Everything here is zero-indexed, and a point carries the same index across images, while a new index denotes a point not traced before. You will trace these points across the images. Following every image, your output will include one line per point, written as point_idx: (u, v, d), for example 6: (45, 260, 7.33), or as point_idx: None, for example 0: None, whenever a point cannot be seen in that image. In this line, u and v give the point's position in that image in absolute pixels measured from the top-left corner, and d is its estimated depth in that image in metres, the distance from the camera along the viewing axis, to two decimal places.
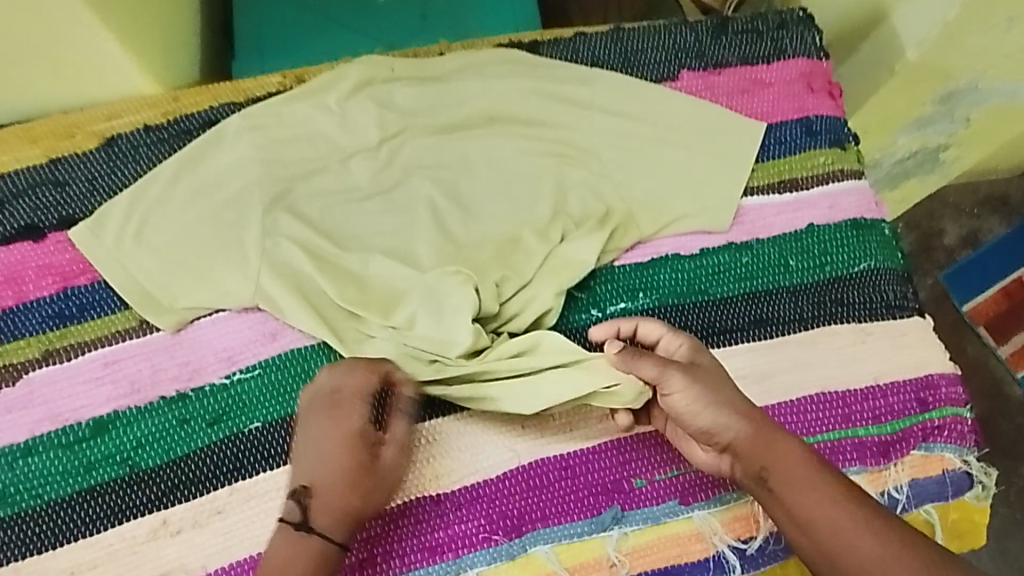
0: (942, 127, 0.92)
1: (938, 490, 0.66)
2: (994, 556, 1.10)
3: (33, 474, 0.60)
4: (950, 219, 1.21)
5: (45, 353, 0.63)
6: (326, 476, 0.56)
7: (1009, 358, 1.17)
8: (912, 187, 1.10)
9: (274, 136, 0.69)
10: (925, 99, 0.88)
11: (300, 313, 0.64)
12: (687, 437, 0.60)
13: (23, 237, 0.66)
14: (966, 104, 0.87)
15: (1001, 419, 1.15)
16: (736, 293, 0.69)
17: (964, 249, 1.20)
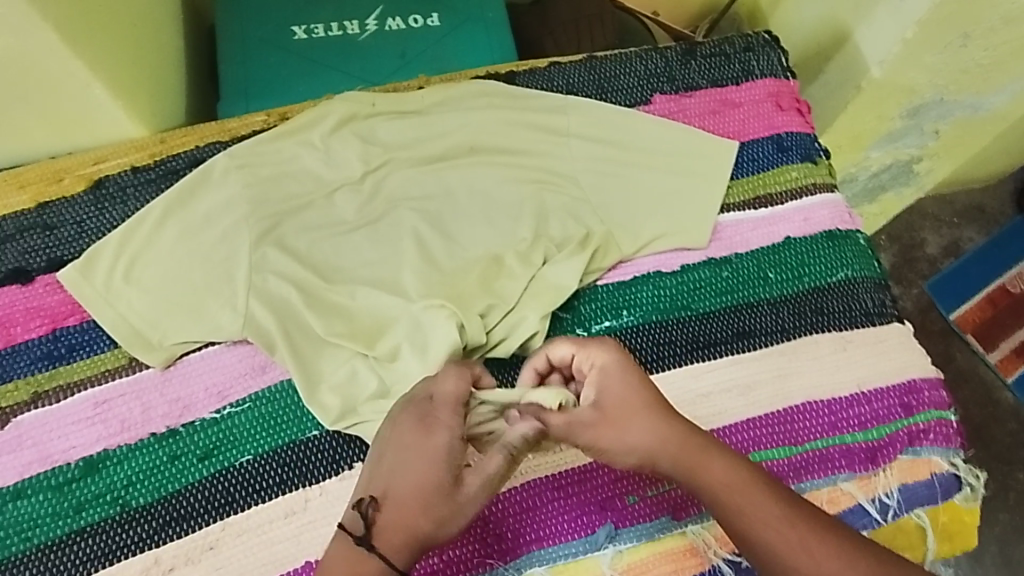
0: (913, 141, 0.97)
1: (928, 493, 0.66)
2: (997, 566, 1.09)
3: (23, 517, 0.60)
4: (931, 230, 1.24)
5: (35, 396, 0.63)
6: (401, 493, 0.52)
7: (998, 363, 1.17)
8: (889, 201, 1.14)
9: (261, 174, 0.71)
10: (893, 114, 0.91)
11: (288, 350, 0.65)
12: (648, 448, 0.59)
13: (12, 281, 0.67)
14: (934, 117, 0.92)
15: (995, 425, 1.15)
16: (718, 307, 0.70)
17: (946, 259, 1.23)
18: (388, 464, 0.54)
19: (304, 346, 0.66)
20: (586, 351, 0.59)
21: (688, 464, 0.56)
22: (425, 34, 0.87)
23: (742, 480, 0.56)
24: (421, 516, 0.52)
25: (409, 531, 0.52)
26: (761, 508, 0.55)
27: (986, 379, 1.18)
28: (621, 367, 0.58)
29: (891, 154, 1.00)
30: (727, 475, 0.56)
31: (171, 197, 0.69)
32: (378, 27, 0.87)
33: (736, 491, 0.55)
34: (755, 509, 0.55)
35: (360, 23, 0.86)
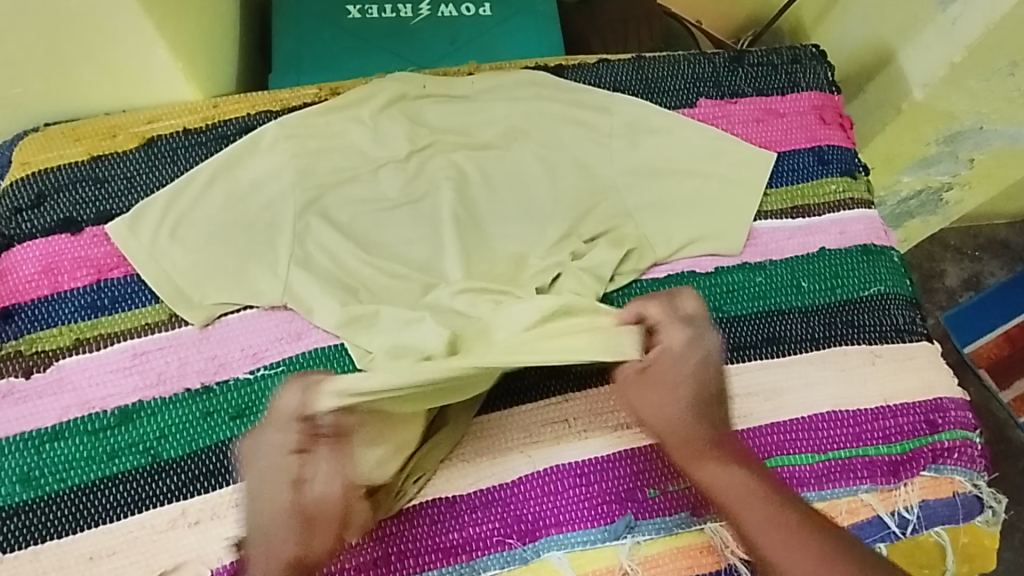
0: (946, 168, 0.99)
1: (949, 512, 0.63)
2: None
3: (59, 458, 0.60)
4: (952, 262, 1.25)
5: (77, 342, 0.65)
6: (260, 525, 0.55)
7: (1011, 403, 1.18)
8: (915, 227, 1.17)
9: (310, 146, 0.72)
10: (929, 139, 0.93)
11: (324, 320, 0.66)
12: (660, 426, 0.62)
13: (61, 230, 0.69)
14: (970, 147, 0.94)
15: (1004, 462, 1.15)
16: (750, 311, 0.70)
17: (965, 292, 1.24)
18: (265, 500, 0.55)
19: (333, 319, 0.66)
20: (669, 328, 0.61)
21: (689, 458, 0.60)
22: (476, 23, 0.88)
23: (744, 492, 0.58)
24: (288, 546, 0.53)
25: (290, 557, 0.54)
26: (760, 517, 0.57)
27: (998, 415, 1.19)
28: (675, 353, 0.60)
29: (921, 180, 1.02)
30: (718, 475, 0.59)
31: (219, 161, 0.71)
32: (431, 13, 0.88)
33: (737, 494, 0.58)
34: (753, 516, 0.58)
35: (413, 8, 0.88)
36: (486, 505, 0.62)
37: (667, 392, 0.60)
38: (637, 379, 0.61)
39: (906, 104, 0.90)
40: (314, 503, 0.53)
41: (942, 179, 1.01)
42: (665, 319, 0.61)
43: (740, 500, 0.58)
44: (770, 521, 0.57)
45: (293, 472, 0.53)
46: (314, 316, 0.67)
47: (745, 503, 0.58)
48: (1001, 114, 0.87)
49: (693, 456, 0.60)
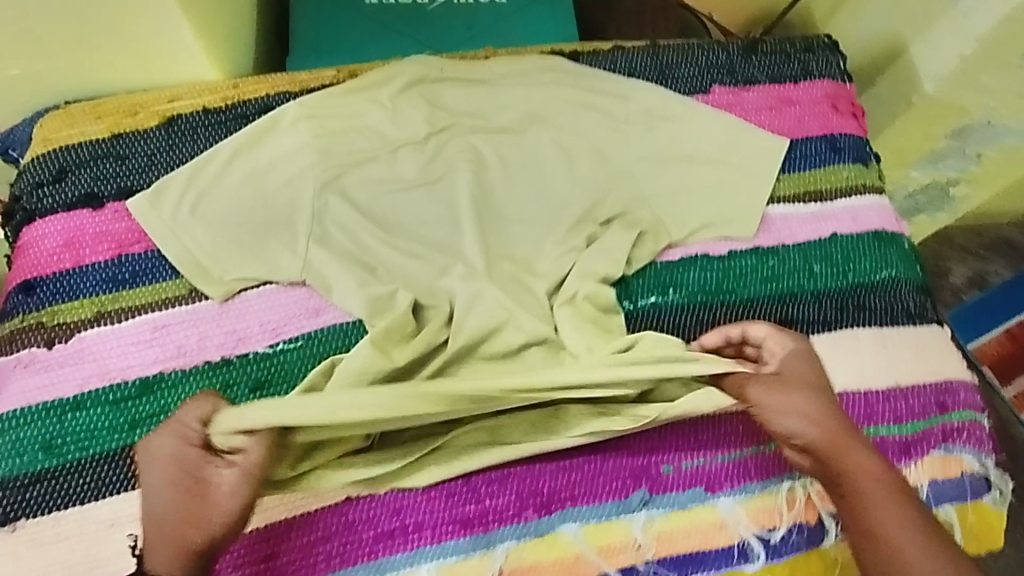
0: (955, 163, 1.01)
1: (958, 492, 0.64)
2: None
3: (80, 427, 0.61)
4: (958, 261, 1.26)
5: (98, 314, 0.65)
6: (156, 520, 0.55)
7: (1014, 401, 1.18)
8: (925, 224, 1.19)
9: (330, 127, 0.73)
10: (939, 133, 0.96)
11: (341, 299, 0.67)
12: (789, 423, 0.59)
13: (83, 204, 0.69)
14: (979, 142, 0.95)
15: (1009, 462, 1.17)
16: (763, 294, 0.70)
17: (970, 291, 1.25)
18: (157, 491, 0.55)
19: (351, 298, 0.67)
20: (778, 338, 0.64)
21: (837, 446, 0.58)
22: (493, 9, 0.89)
23: (882, 488, 0.57)
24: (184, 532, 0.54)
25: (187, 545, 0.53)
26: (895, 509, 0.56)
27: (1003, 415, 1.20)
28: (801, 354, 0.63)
29: (932, 176, 1.05)
30: (866, 463, 0.58)
31: (240, 140, 0.72)
32: None
33: (878, 488, 0.57)
34: (889, 509, 0.56)
35: None
36: (502, 478, 0.62)
37: (798, 391, 0.60)
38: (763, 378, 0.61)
39: (916, 97, 0.93)
40: (215, 490, 0.54)
41: (950, 174, 1.03)
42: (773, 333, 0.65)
43: (878, 491, 0.57)
44: (908, 523, 0.56)
45: (195, 463, 0.55)
46: (332, 295, 0.67)
47: (881, 494, 0.57)
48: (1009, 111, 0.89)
49: (839, 447, 0.58)
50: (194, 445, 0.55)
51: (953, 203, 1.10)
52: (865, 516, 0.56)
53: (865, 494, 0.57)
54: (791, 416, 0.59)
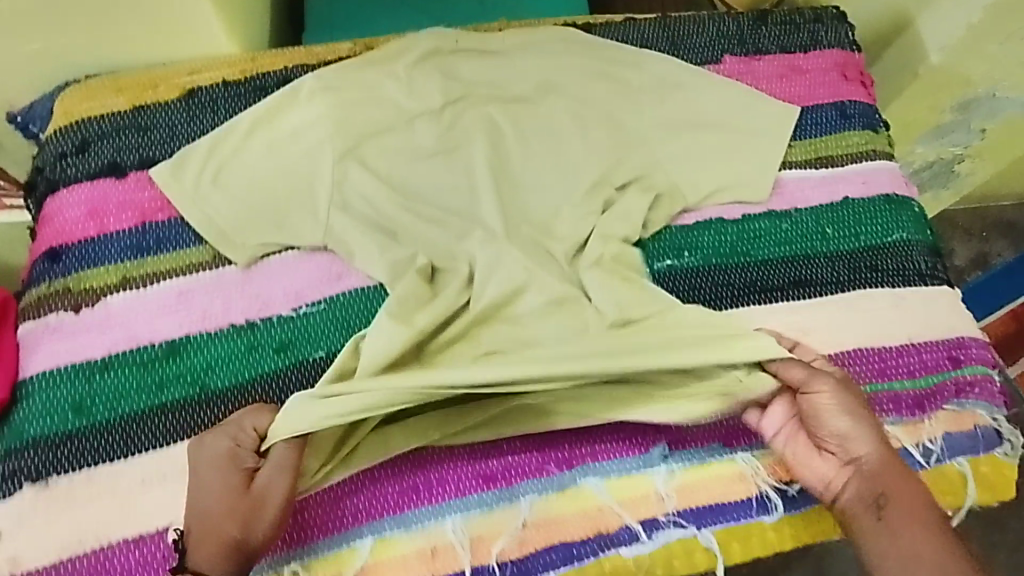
0: (959, 137, 1.04)
1: (971, 444, 0.65)
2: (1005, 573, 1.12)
3: (110, 388, 0.62)
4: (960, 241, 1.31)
5: (124, 280, 0.66)
6: (201, 518, 0.55)
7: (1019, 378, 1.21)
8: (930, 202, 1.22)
9: (348, 98, 0.74)
10: (944, 106, 0.98)
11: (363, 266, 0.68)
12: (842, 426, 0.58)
13: (106, 174, 0.71)
14: (982, 115, 0.99)
15: None
16: (777, 256, 0.72)
17: (975, 270, 1.29)
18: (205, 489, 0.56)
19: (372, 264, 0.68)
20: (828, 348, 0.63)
21: (878, 461, 0.58)
22: None
23: (923, 518, 0.56)
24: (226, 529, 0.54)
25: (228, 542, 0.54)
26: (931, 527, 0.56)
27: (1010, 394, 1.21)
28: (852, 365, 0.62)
29: (936, 150, 1.08)
30: (905, 481, 0.58)
31: (260, 111, 0.73)
32: None
33: (913, 505, 0.57)
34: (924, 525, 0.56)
35: None
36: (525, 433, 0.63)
37: (854, 398, 0.59)
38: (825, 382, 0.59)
39: (922, 68, 0.95)
40: (260, 489, 0.55)
41: (954, 150, 1.07)
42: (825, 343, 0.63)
43: (917, 509, 0.57)
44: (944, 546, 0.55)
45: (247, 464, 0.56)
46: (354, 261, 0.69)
47: (918, 513, 0.57)
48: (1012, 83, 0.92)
49: (884, 477, 0.58)
50: (246, 452, 0.57)
51: (961, 178, 1.16)
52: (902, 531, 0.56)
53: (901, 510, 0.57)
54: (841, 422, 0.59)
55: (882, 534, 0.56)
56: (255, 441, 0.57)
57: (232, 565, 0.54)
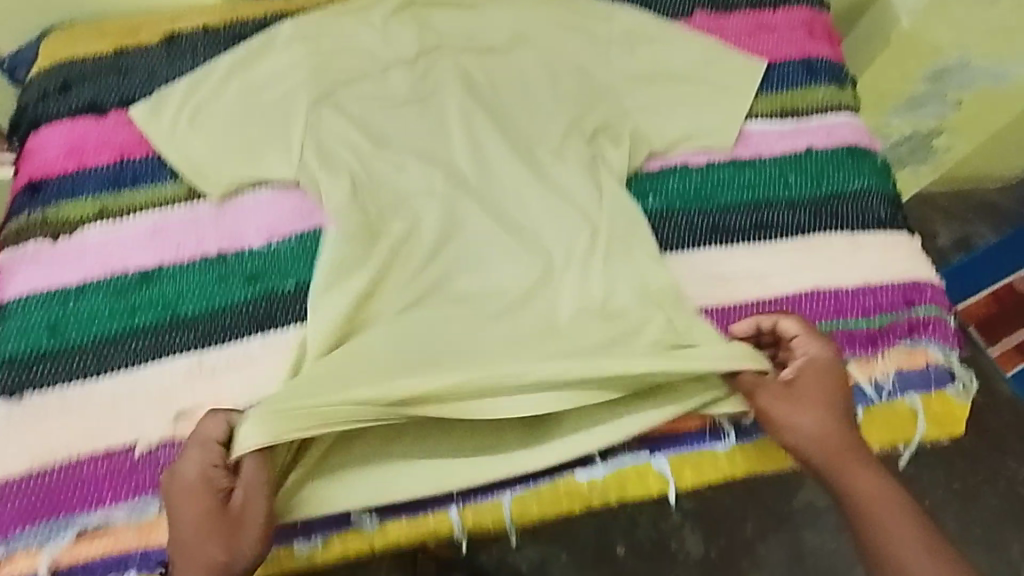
0: (933, 110, 1.09)
1: (922, 382, 0.67)
2: (965, 527, 1.24)
3: (85, 312, 0.64)
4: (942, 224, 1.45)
5: (101, 212, 0.68)
6: (182, 544, 0.55)
7: (998, 356, 1.32)
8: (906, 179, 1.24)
9: (325, 46, 0.76)
10: (917, 75, 1.03)
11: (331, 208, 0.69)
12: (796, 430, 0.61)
13: (87, 114, 0.72)
14: (955, 86, 1.03)
15: (990, 414, 1.30)
16: (739, 201, 0.73)
17: (955, 252, 1.41)
18: (179, 514, 0.55)
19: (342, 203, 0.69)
20: (806, 341, 0.64)
21: (844, 465, 0.60)
22: None
23: (893, 500, 0.59)
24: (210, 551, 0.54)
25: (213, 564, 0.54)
26: (902, 526, 0.58)
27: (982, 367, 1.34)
28: (828, 365, 0.63)
29: (911, 123, 1.11)
30: (876, 485, 0.60)
31: (238, 57, 0.74)
32: None
33: (886, 505, 0.59)
34: (898, 527, 0.58)
35: None
36: None
37: (815, 404, 0.61)
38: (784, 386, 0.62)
39: (894, 34, 0.99)
40: (239, 507, 0.55)
41: (929, 123, 1.11)
42: (804, 332, 0.64)
43: (886, 509, 0.59)
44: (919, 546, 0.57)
45: (222, 483, 0.56)
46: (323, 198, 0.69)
47: (889, 513, 0.58)
48: (985, 50, 0.97)
49: (845, 462, 0.60)
50: (218, 471, 0.56)
51: (936, 155, 1.19)
52: (873, 533, 0.58)
53: (874, 512, 0.59)
54: (802, 429, 0.61)
55: (871, 522, 0.58)
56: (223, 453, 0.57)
57: None
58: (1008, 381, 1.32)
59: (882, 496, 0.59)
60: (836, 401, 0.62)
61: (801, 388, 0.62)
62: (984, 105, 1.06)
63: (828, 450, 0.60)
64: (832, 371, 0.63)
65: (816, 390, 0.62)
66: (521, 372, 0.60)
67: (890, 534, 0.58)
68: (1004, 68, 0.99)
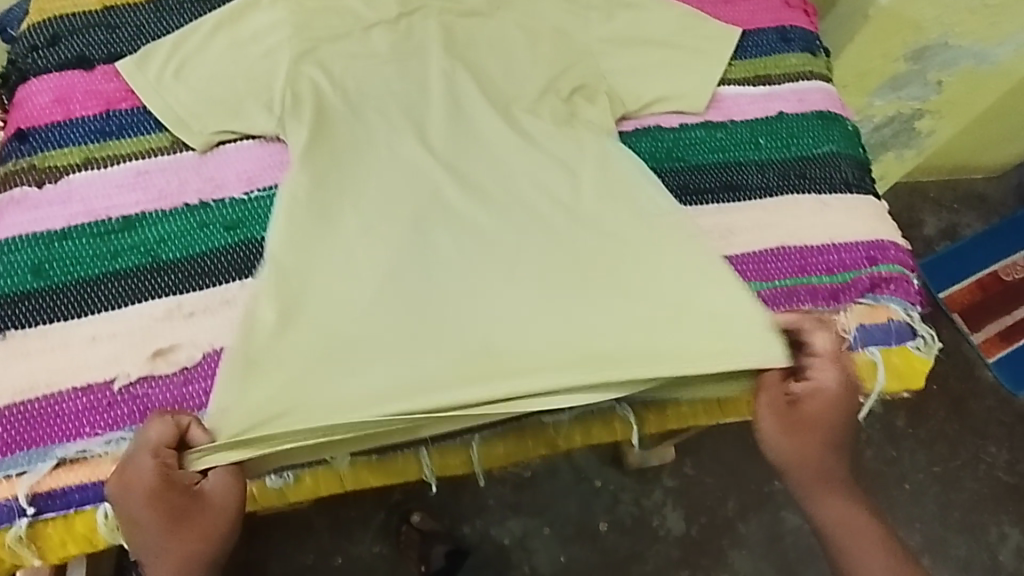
0: (916, 91, 1.10)
1: (883, 336, 0.69)
2: (938, 503, 1.29)
3: (67, 254, 0.66)
4: (931, 214, 1.47)
5: (86, 160, 0.70)
6: (150, 543, 0.57)
7: (980, 344, 1.39)
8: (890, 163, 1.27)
9: (308, 6, 0.77)
10: (897, 54, 1.03)
11: (305, 176, 0.70)
12: (783, 443, 0.64)
13: (75, 66, 0.74)
14: (937, 65, 1.05)
15: (972, 400, 1.36)
16: (710, 162, 0.75)
17: (943, 241, 1.45)
18: (138, 519, 0.57)
19: (319, 159, 0.71)
20: (826, 365, 0.65)
21: (816, 493, 0.64)
22: None
23: (859, 527, 0.64)
24: (183, 545, 0.57)
25: (188, 555, 0.57)
26: (866, 550, 0.63)
27: (967, 355, 1.39)
28: (833, 396, 0.64)
29: (894, 104, 1.12)
30: (843, 512, 0.64)
31: (223, 14, 0.75)
32: None
33: (853, 530, 0.64)
34: (862, 551, 0.63)
35: None
36: None
37: (807, 429, 0.64)
38: (790, 404, 0.64)
39: (873, 10, 0.97)
40: (208, 504, 0.58)
41: (912, 104, 1.12)
42: (830, 355, 0.65)
43: (852, 534, 0.64)
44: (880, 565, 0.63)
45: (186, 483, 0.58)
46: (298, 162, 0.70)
47: (854, 539, 0.63)
48: (966, 28, 0.99)
49: (822, 484, 0.64)
50: (177, 473, 0.58)
51: (919, 138, 1.21)
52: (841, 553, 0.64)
53: (840, 538, 0.64)
54: (790, 447, 0.64)
55: (839, 545, 0.64)
56: (178, 458, 0.58)
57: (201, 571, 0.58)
58: (991, 368, 1.37)
59: (848, 523, 0.64)
60: (828, 429, 0.64)
61: (804, 407, 0.64)
62: (967, 86, 1.10)
63: (802, 479, 0.64)
64: (834, 404, 0.64)
65: (813, 417, 0.64)
66: (541, 378, 0.64)
67: (853, 557, 0.63)
68: (982, 48, 1.03)
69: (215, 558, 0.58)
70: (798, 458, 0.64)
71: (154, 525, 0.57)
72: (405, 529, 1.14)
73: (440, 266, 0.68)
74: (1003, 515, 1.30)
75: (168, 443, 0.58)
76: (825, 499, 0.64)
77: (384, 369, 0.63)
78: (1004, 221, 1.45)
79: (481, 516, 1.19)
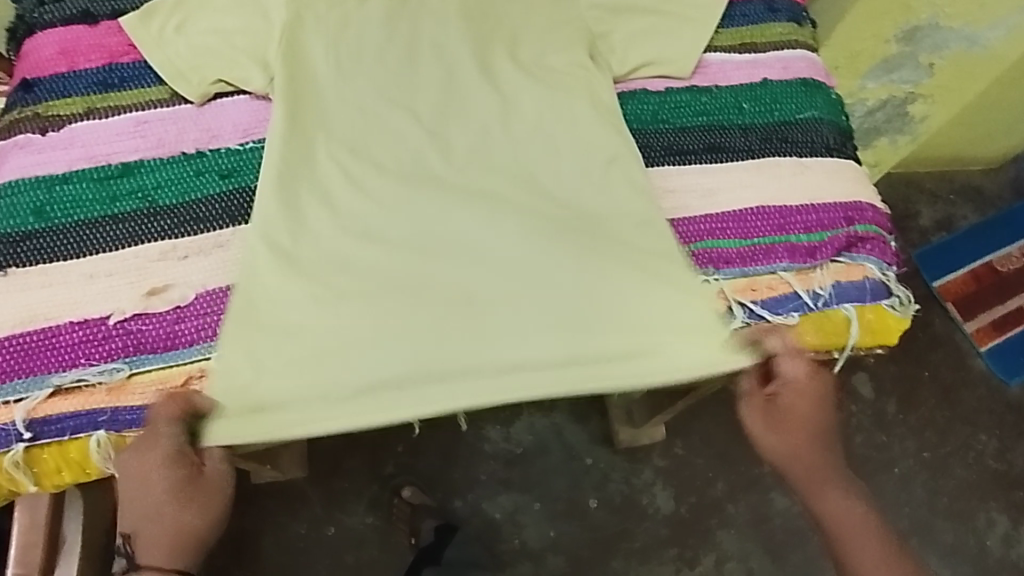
0: (907, 74, 1.11)
1: (858, 293, 0.72)
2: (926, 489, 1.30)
3: (67, 197, 0.68)
4: (926, 205, 1.47)
5: (88, 110, 0.72)
6: (149, 525, 0.61)
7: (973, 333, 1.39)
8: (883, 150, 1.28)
9: None
10: (888, 36, 1.04)
11: (301, 139, 0.72)
12: (772, 437, 0.69)
13: (80, 20, 0.76)
14: (927, 48, 1.06)
15: (963, 388, 1.36)
16: (694, 124, 0.77)
17: (938, 232, 1.46)
18: (140, 499, 0.61)
19: (314, 116, 0.73)
20: (794, 361, 0.68)
21: (816, 482, 0.69)
22: None
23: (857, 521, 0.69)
24: (184, 521, 0.61)
25: (185, 535, 0.61)
26: (865, 544, 0.68)
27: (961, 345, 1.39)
28: (811, 391, 0.67)
29: (886, 87, 1.13)
30: (842, 504, 0.69)
31: None
32: None
33: (853, 524, 0.69)
34: (861, 541, 0.68)
35: None
36: None
37: (793, 424, 0.68)
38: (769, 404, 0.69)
39: None
40: (208, 483, 0.63)
41: (905, 88, 1.14)
42: (790, 351, 0.68)
43: (849, 523, 0.69)
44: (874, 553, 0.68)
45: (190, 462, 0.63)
46: (293, 126, 0.72)
47: (855, 530, 0.69)
48: (955, 11, 1.00)
49: (818, 479, 0.69)
50: (189, 450, 0.62)
51: (913, 124, 1.22)
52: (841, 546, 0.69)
53: (834, 527, 0.69)
54: (775, 446, 0.69)
55: (840, 536, 0.69)
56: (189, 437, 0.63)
57: (193, 549, 0.62)
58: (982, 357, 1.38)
59: (847, 516, 0.69)
60: (810, 423, 0.68)
61: (783, 407, 0.68)
62: (958, 70, 1.10)
63: (804, 471, 0.69)
64: (815, 395, 0.68)
65: (798, 414, 0.68)
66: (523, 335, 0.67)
67: (848, 543, 0.69)
68: (973, 32, 1.03)
69: (203, 536, 0.62)
70: (788, 456, 0.69)
71: (162, 496, 0.61)
72: (396, 502, 1.15)
73: (430, 230, 0.70)
74: (991, 503, 1.31)
75: (171, 419, 0.62)
76: (823, 492, 0.70)
77: (375, 333, 0.66)
78: (995, 215, 1.48)
79: (472, 490, 1.20)
